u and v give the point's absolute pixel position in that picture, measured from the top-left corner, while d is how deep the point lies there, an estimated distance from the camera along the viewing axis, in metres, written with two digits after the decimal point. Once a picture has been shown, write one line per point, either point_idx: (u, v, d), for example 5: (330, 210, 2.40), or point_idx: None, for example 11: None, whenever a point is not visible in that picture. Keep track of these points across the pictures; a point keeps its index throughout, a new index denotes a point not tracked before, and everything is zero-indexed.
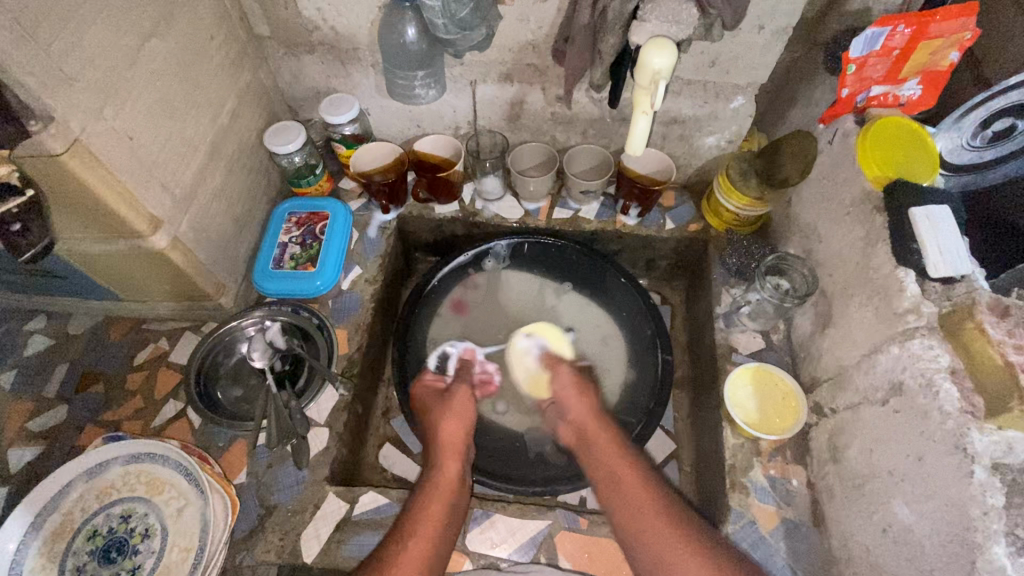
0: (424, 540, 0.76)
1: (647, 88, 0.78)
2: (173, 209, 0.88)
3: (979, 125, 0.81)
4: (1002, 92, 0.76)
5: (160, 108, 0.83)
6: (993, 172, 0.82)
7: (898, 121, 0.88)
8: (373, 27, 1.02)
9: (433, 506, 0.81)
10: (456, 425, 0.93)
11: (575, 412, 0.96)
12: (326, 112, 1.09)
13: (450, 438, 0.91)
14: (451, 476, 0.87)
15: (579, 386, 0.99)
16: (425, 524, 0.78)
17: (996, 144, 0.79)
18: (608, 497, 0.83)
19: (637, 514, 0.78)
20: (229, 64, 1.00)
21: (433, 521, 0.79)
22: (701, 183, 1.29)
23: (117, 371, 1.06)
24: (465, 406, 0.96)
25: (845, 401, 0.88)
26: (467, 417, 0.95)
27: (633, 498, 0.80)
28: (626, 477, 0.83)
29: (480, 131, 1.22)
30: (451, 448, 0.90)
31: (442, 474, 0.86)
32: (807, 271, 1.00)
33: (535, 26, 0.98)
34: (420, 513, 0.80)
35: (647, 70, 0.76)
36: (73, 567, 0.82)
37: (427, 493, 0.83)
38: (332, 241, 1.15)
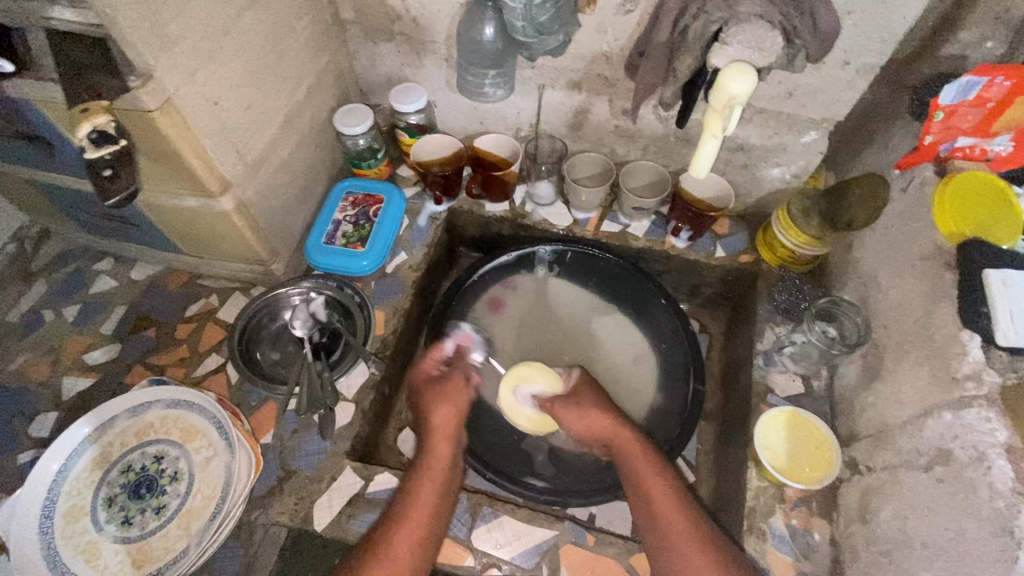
0: (406, 537, 0.76)
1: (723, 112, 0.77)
2: (243, 174, 0.92)
3: None
4: None
5: (245, 79, 0.87)
6: None
7: (989, 178, 0.82)
8: (453, 22, 1.04)
9: (421, 499, 0.81)
10: (449, 407, 0.91)
11: (597, 431, 0.91)
12: (397, 100, 1.13)
13: (442, 420, 0.90)
14: (443, 461, 0.86)
15: (580, 408, 0.93)
16: (410, 520, 0.78)
17: None
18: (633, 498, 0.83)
19: (670, 530, 0.77)
20: (311, 44, 1.04)
21: (420, 516, 0.79)
22: (758, 215, 1.25)
23: (170, 319, 1.13)
24: (456, 392, 0.93)
25: (884, 461, 0.84)
26: (458, 395, 0.93)
27: (662, 510, 0.79)
28: (651, 479, 0.82)
29: (541, 135, 1.22)
30: (445, 430, 0.89)
31: (435, 462, 0.85)
32: (860, 319, 0.96)
33: (612, 38, 0.98)
34: (406, 507, 0.80)
35: (723, 94, 0.74)
36: (105, 496, 0.87)
37: (415, 482, 0.83)
38: (383, 224, 1.18)
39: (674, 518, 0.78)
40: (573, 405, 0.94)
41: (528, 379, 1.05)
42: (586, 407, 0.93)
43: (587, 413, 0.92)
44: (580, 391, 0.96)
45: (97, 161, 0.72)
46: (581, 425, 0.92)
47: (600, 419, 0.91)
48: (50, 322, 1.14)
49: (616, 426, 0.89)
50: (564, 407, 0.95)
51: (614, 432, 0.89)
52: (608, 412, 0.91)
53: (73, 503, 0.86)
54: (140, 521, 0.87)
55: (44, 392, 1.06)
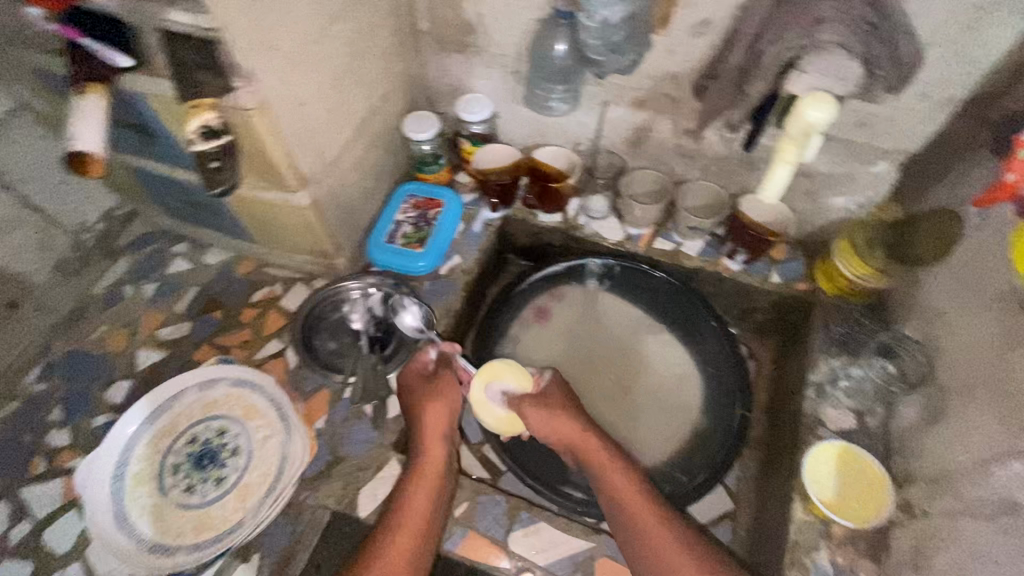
0: (404, 540, 0.82)
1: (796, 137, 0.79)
2: (319, 172, 0.97)
3: None
4: None
5: (328, 84, 0.93)
6: None
7: None
8: (524, 37, 1.07)
9: (415, 503, 0.86)
10: (437, 407, 0.95)
11: (565, 435, 0.95)
12: (462, 109, 1.17)
13: (432, 421, 0.94)
14: (438, 462, 0.91)
15: (552, 412, 0.96)
16: (408, 526, 0.84)
17: None
18: (614, 520, 0.87)
19: (658, 556, 0.82)
20: (388, 53, 1.09)
21: (416, 520, 0.84)
22: (818, 242, 1.23)
23: (237, 303, 1.20)
24: (446, 393, 0.97)
25: (942, 507, 0.81)
26: (449, 395, 0.97)
27: (658, 547, 0.82)
28: (621, 485, 0.89)
29: (601, 149, 1.24)
30: (436, 432, 0.93)
31: (427, 465, 0.90)
32: (923, 356, 0.95)
33: (682, 59, 0.99)
34: (403, 512, 0.85)
35: (801, 121, 0.76)
36: (171, 463, 0.94)
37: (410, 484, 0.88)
38: (441, 227, 1.22)
39: (667, 549, 0.82)
40: (543, 408, 0.96)
41: (499, 378, 1.01)
42: (554, 411, 0.96)
43: (554, 415, 0.96)
44: (548, 396, 0.99)
45: (204, 155, 0.79)
46: (550, 429, 0.95)
47: (569, 426, 0.95)
48: (130, 296, 1.23)
49: (582, 432, 0.95)
50: (533, 409, 0.96)
51: (585, 435, 0.95)
52: (576, 419, 0.96)
53: (142, 467, 0.93)
54: (201, 490, 0.93)
55: (120, 362, 1.14)
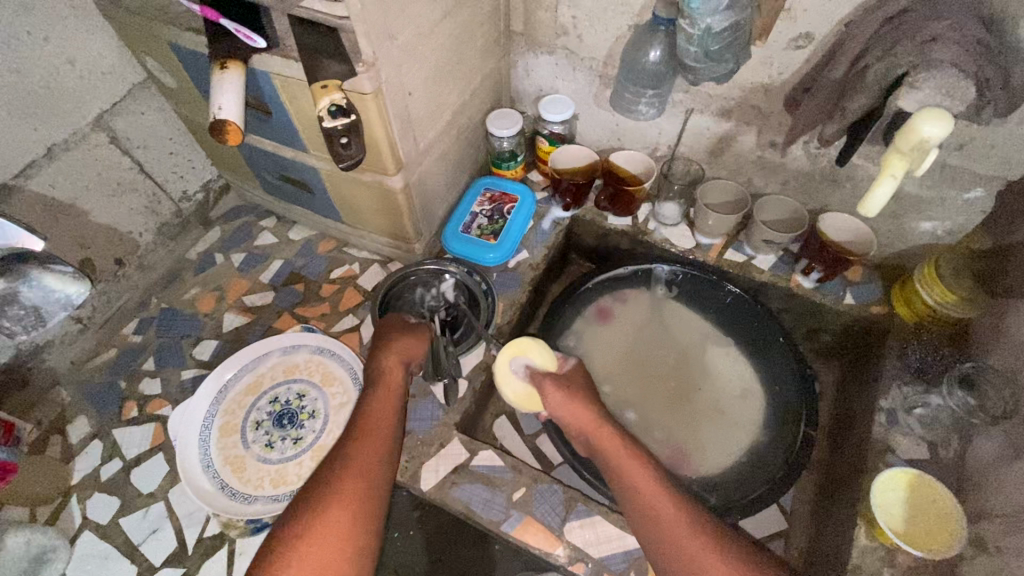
0: (353, 483, 0.75)
1: (909, 154, 0.74)
2: (412, 159, 1.02)
3: None
4: None
5: (432, 75, 0.98)
6: None
7: None
8: (617, 42, 1.10)
9: (377, 422, 0.83)
10: (408, 340, 0.95)
11: (576, 419, 0.93)
12: (545, 109, 1.21)
13: (400, 348, 0.93)
14: (396, 383, 0.90)
15: (567, 392, 0.95)
16: (369, 443, 0.80)
17: None
18: (636, 518, 0.81)
19: (677, 540, 0.76)
20: (484, 50, 1.14)
21: (378, 437, 0.82)
22: (897, 267, 1.20)
23: (317, 278, 1.27)
24: (408, 344, 0.94)
25: (1023, 546, 0.78)
26: (416, 329, 0.98)
27: (672, 531, 0.77)
28: (626, 460, 0.85)
29: (678, 157, 1.25)
30: (398, 355, 0.92)
31: (388, 383, 0.89)
32: (1009, 392, 0.91)
33: (776, 71, 0.99)
34: (365, 429, 0.82)
35: (914, 137, 0.73)
36: (255, 419, 1.00)
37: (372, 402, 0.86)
38: (515, 221, 1.26)
39: (683, 534, 0.77)
40: (563, 388, 0.96)
41: (529, 353, 1.04)
42: (571, 390, 0.95)
43: (574, 399, 0.94)
44: (569, 377, 0.99)
45: (332, 132, 0.83)
46: (564, 407, 0.94)
47: (582, 408, 0.93)
48: (220, 263, 1.32)
49: (596, 420, 0.91)
50: (553, 386, 0.97)
51: (596, 425, 0.90)
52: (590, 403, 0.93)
53: (229, 420, 1.00)
54: (280, 447, 0.99)
55: (209, 322, 1.23)
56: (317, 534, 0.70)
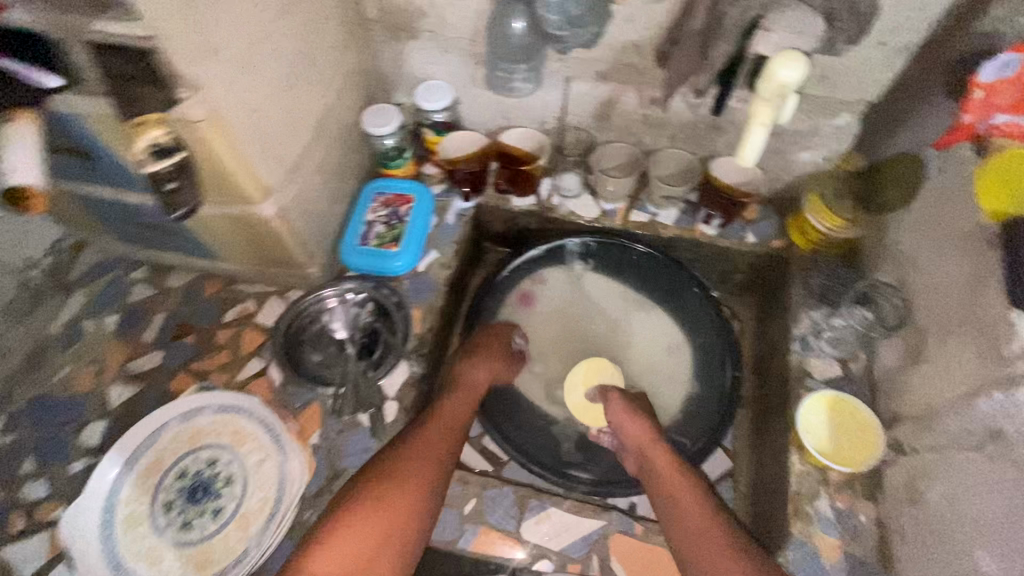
0: (402, 494, 0.82)
1: (771, 99, 0.74)
2: (281, 181, 0.92)
3: None
4: None
5: (280, 85, 0.87)
6: None
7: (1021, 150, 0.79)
8: (479, 17, 1.04)
9: (449, 427, 0.93)
10: (495, 355, 1.08)
11: (628, 434, 0.99)
12: (422, 97, 1.14)
13: (487, 363, 1.06)
14: (472, 395, 1.01)
15: (630, 408, 1.01)
16: (434, 444, 0.89)
17: None
18: (665, 511, 0.87)
19: (691, 529, 0.83)
20: (339, 45, 1.04)
21: (442, 440, 0.90)
22: (788, 199, 1.25)
23: (210, 325, 1.14)
24: (489, 368, 1.06)
25: (930, 442, 0.84)
26: (512, 360, 1.11)
27: (689, 519, 0.84)
28: (655, 450, 0.95)
29: (567, 127, 1.22)
30: (488, 374, 1.06)
31: (469, 391, 1.01)
32: (900, 302, 0.97)
33: (641, 27, 0.97)
34: (437, 430, 0.92)
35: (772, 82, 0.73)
36: (163, 502, 0.89)
37: (450, 406, 0.97)
38: (414, 222, 1.18)
39: (702, 524, 0.83)
40: (628, 406, 1.01)
41: (604, 372, 1.13)
42: (634, 409, 1.01)
43: (634, 415, 1.00)
44: (638, 398, 1.05)
45: (158, 176, 0.74)
46: (628, 424, 0.99)
47: (639, 424, 0.98)
48: (91, 331, 1.15)
49: (653, 437, 0.96)
50: (619, 399, 1.03)
51: (651, 441, 0.96)
52: (647, 422, 0.98)
53: (131, 511, 0.88)
54: (199, 524, 0.89)
55: (91, 401, 1.08)
56: (355, 519, 0.78)
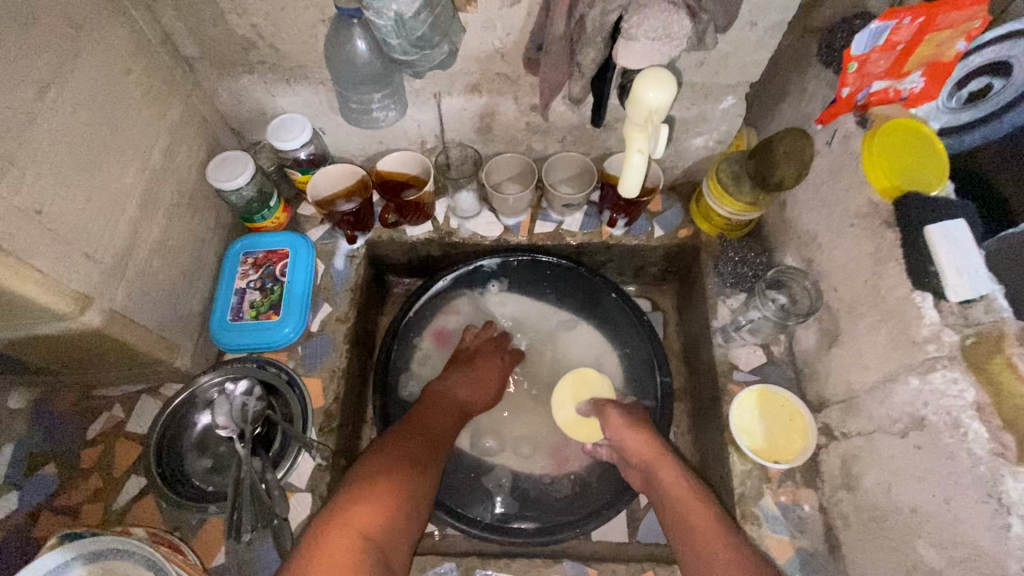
0: (403, 486, 0.78)
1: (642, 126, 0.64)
2: (105, 280, 0.76)
3: (955, 87, 0.78)
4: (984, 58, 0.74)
5: (72, 168, 0.70)
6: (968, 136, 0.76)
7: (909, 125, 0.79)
8: (319, 42, 0.90)
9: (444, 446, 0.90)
10: (490, 370, 1.05)
11: (637, 450, 0.91)
12: (274, 138, 0.97)
13: (480, 378, 1.03)
14: (460, 412, 0.97)
15: (632, 420, 0.95)
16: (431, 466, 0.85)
17: (971, 104, 0.76)
18: (668, 505, 0.84)
19: (698, 524, 0.79)
20: (153, 96, 0.86)
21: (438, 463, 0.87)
22: (688, 184, 1.21)
23: (70, 447, 0.95)
24: (490, 373, 1.04)
25: (857, 426, 0.84)
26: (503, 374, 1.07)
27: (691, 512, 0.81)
28: (633, 442, 0.92)
29: (449, 145, 1.11)
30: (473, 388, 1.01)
31: (456, 406, 0.97)
32: (809, 284, 0.95)
33: (502, 33, 0.87)
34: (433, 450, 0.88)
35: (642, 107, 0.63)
36: None
37: (442, 421, 0.94)
38: (294, 282, 1.04)
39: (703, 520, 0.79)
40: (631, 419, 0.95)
41: (589, 385, 1.10)
42: (639, 419, 0.96)
43: (639, 424, 0.94)
44: (637, 411, 0.99)
45: None
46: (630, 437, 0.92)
47: (642, 435, 0.93)
48: None
49: (659, 450, 0.89)
50: (617, 412, 0.97)
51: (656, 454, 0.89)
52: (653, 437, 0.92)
53: None
54: None
55: None
56: (364, 511, 0.72)
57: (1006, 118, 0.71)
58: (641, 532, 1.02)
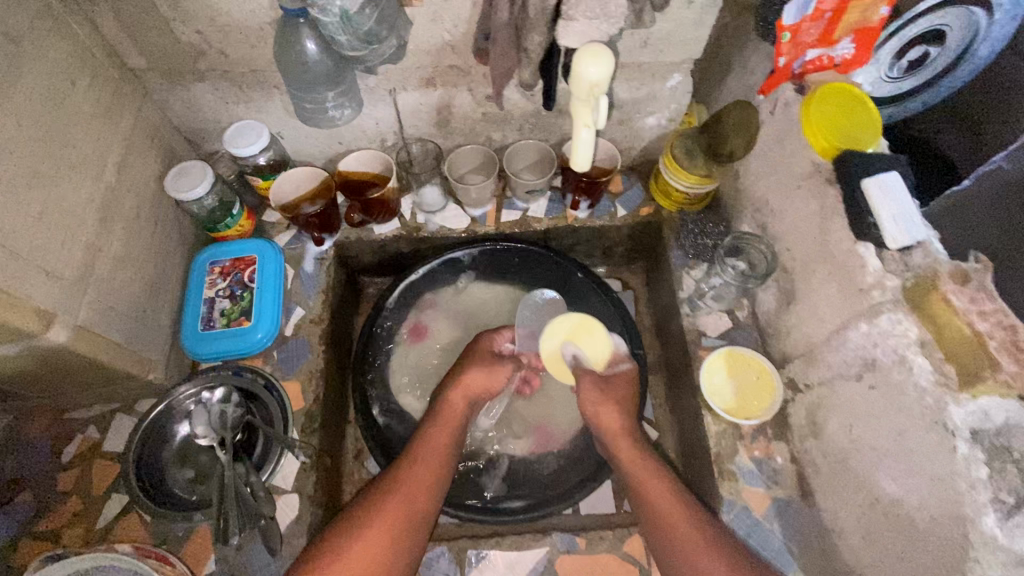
0: (382, 529, 0.73)
1: (586, 101, 0.68)
2: (67, 296, 0.75)
3: (894, 55, 0.79)
4: (913, 19, 0.74)
5: (23, 185, 0.69)
6: (912, 103, 0.77)
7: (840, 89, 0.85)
8: (268, 45, 0.90)
9: (428, 460, 0.81)
10: (482, 380, 0.91)
11: (603, 421, 0.90)
12: (230, 144, 0.97)
13: (470, 384, 0.90)
14: (455, 417, 0.87)
15: (601, 394, 0.90)
16: (410, 487, 0.78)
17: (911, 73, 0.77)
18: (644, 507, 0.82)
19: (674, 524, 0.78)
20: (103, 109, 0.85)
21: (420, 481, 0.78)
22: (646, 163, 1.25)
23: (46, 473, 0.94)
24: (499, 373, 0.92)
25: (819, 376, 0.88)
26: (498, 382, 0.92)
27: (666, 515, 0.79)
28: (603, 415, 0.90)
29: (410, 140, 1.12)
30: (465, 392, 0.89)
31: (450, 411, 0.87)
32: (765, 247, 0.98)
33: (450, 25, 0.89)
34: (412, 468, 0.79)
35: (583, 84, 0.66)
36: None
37: (430, 432, 0.84)
38: (264, 286, 1.04)
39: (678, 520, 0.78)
40: (598, 390, 0.90)
41: (591, 333, 0.93)
42: (609, 395, 0.90)
43: (608, 400, 0.89)
44: (611, 380, 0.92)
45: None
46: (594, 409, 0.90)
47: (611, 415, 0.89)
48: None
49: (624, 428, 0.89)
50: (590, 383, 0.91)
51: (620, 433, 0.89)
52: (619, 410, 0.90)
53: None
54: None
55: None
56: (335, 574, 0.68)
57: (945, 84, 0.72)
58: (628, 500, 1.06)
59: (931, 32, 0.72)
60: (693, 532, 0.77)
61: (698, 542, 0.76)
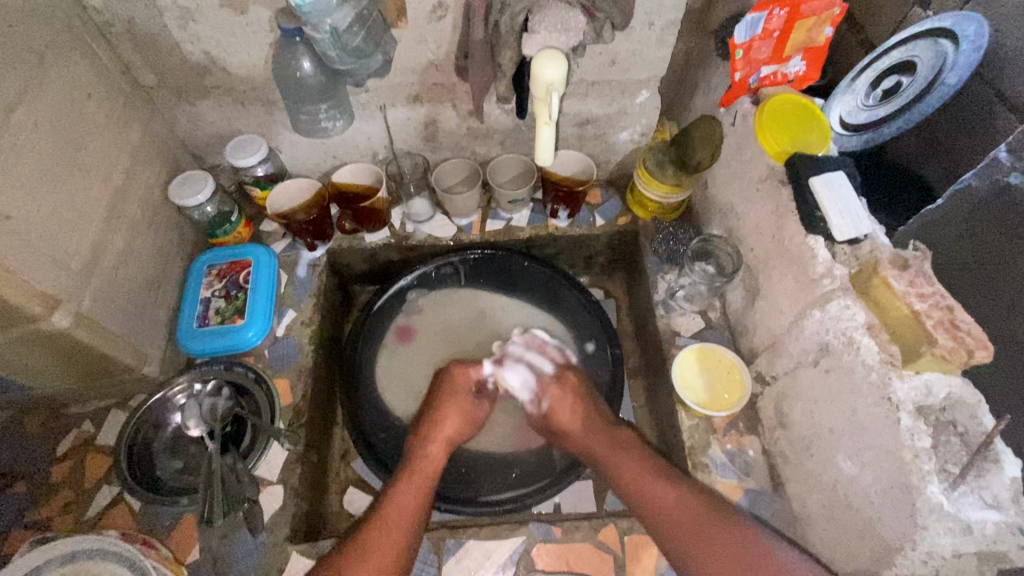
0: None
1: (545, 99, 0.81)
2: (71, 285, 0.81)
3: (870, 86, 0.92)
4: (886, 52, 0.88)
5: (38, 178, 0.76)
6: (885, 129, 0.89)
7: (808, 107, 0.95)
8: (268, 64, 0.99)
9: (397, 521, 0.78)
10: (454, 422, 0.93)
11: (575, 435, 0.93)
12: (231, 156, 1.04)
13: (445, 431, 0.91)
14: (430, 466, 0.87)
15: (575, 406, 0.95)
16: (377, 556, 0.74)
17: (885, 99, 0.88)
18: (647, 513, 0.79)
19: (681, 531, 0.75)
20: (114, 119, 0.93)
21: (386, 546, 0.75)
22: (623, 177, 1.32)
23: (37, 466, 0.95)
24: (461, 418, 0.94)
25: (783, 367, 0.92)
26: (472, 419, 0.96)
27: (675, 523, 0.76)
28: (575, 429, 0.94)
29: (399, 154, 1.19)
30: (438, 441, 0.90)
31: (424, 460, 0.87)
32: (731, 249, 1.04)
33: (434, 45, 0.99)
34: (378, 534, 0.76)
35: (541, 82, 0.79)
36: None
37: (400, 490, 0.81)
38: (257, 288, 1.10)
39: (693, 526, 0.74)
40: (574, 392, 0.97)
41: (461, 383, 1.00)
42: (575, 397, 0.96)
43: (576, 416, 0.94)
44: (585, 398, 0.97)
45: None
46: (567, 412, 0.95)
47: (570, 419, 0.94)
48: None
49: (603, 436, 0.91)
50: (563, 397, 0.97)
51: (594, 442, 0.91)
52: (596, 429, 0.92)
53: None
54: None
55: None
56: None
57: (916, 109, 0.83)
58: (608, 500, 1.11)
59: (903, 62, 0.85)
60: (666, 492, 0.79)
61: (671, 499, 0.78)
